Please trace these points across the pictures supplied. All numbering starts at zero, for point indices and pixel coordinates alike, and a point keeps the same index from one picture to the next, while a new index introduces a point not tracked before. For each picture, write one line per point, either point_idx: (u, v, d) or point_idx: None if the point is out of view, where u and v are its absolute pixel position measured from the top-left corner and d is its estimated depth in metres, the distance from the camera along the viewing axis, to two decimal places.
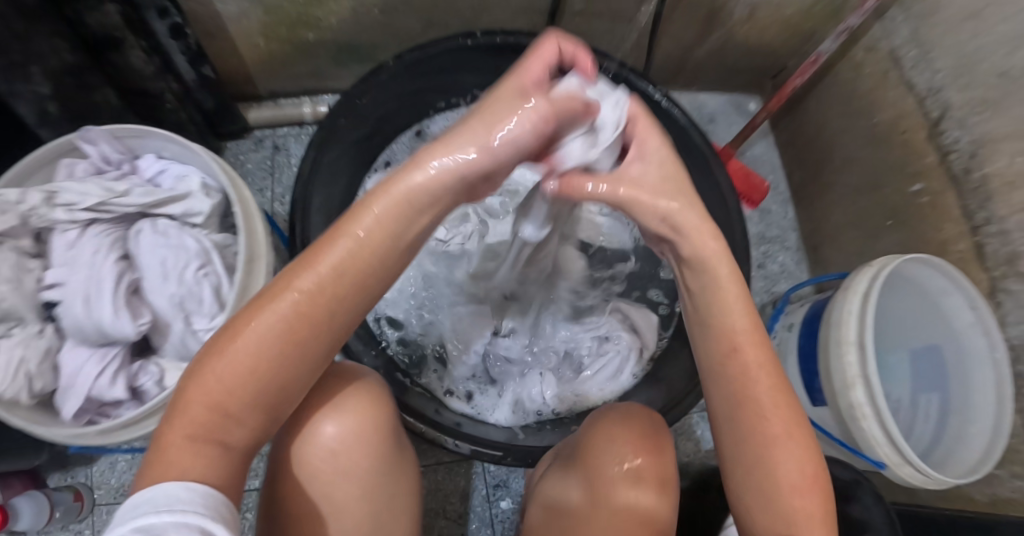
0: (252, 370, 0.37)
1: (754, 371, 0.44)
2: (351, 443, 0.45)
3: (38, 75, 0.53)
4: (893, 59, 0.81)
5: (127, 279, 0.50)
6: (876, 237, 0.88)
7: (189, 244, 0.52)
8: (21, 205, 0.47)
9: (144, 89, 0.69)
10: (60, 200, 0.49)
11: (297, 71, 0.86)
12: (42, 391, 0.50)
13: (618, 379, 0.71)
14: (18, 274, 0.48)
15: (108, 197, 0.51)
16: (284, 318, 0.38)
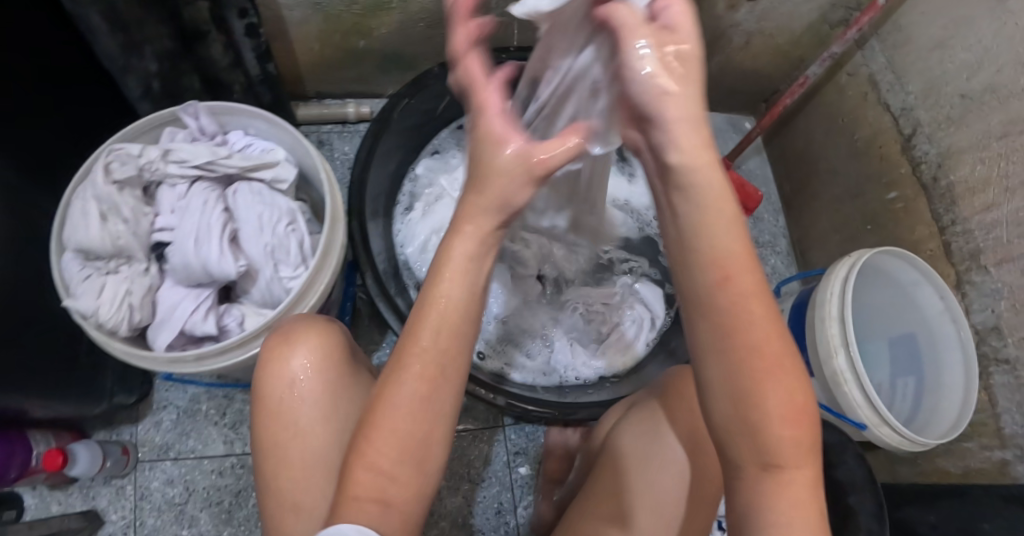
0: (407, 433, 0.37)
1: (747, 301, 0.36)
2: (322, 376, 0.51)
3: (150, 54, 0.65)
4: (871, 83, 0.93)
5: (228, 228, 0.59)
6: (857, 241, 0.99)
7: (281, 204, 0.62)
8: (142, 159, 0.58)
9: (219, 79, 0.77)
10: (174, 157, 0.60)
11: (346, 75, 0.96)
12: (139, 325, 0.57)
13: (635, 345, 0.83)
14: (136, 217, 0.58)
15: (215, 159, 0.60)
16: (418, 364, 0.37)
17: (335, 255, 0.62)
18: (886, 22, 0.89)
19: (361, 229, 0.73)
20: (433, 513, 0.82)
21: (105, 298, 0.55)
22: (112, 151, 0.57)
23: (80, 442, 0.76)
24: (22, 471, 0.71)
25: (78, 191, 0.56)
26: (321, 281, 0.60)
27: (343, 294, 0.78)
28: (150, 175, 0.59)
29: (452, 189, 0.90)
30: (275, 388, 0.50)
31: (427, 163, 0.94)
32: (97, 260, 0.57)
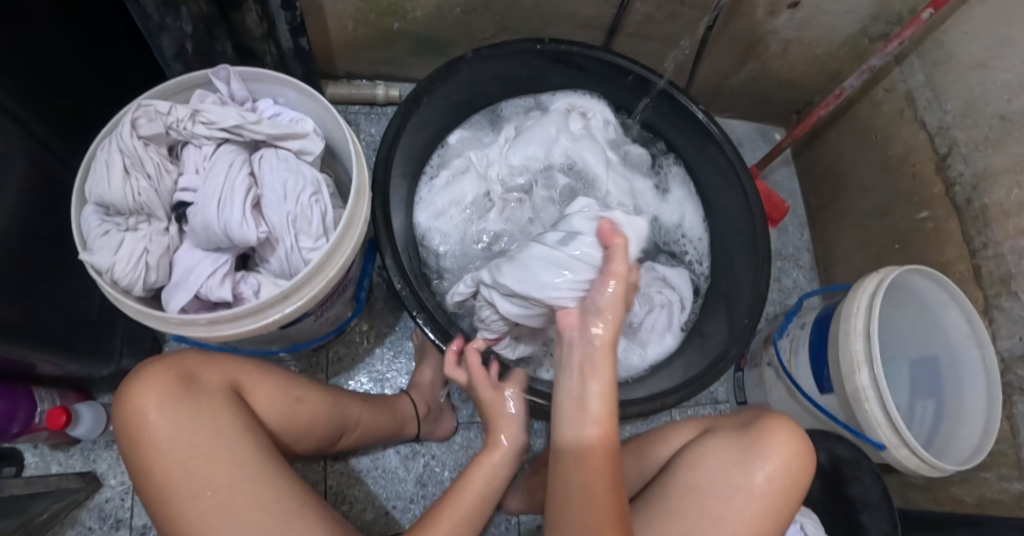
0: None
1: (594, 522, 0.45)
2: (173, 406, 0.51)
3: (184, 15, 0.65)
4: (908, 100, 0.91)
5: (252, 193, 0.58)
6: (883, 259, 0.97)
7: (306, 174, 0.61)
8: (170, 117, 0.58)
9: (251, 48, 0.77)
10: (202, 118, 0.59)
11: (377, 57, 0.96)
12: (155, 285, 0.56)
13: (669, 331, 0.88)
14: (159, 174, 0.57)
15: (243, 123, 0.59)
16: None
17: (357, 228, 0.61)
18: (927, 38, 0.87)
19: (383, 207, 0.72)
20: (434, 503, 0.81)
21: (122, 255, 0.54)
22: (141, 107, 0.57)
23: (85, 403, 0.76)
24: (25, 427, 0.70)
25: (104, 144, 0.56)
26: (340, 253, 0.59)
27: (360, 272, 0.76)
28: (177, 135, 0.58)
29: (479, 165, 0.91)
30: (139, 439, 0.51)
31: (456, 138, 0.93)
32: (117, 217, 0.56)
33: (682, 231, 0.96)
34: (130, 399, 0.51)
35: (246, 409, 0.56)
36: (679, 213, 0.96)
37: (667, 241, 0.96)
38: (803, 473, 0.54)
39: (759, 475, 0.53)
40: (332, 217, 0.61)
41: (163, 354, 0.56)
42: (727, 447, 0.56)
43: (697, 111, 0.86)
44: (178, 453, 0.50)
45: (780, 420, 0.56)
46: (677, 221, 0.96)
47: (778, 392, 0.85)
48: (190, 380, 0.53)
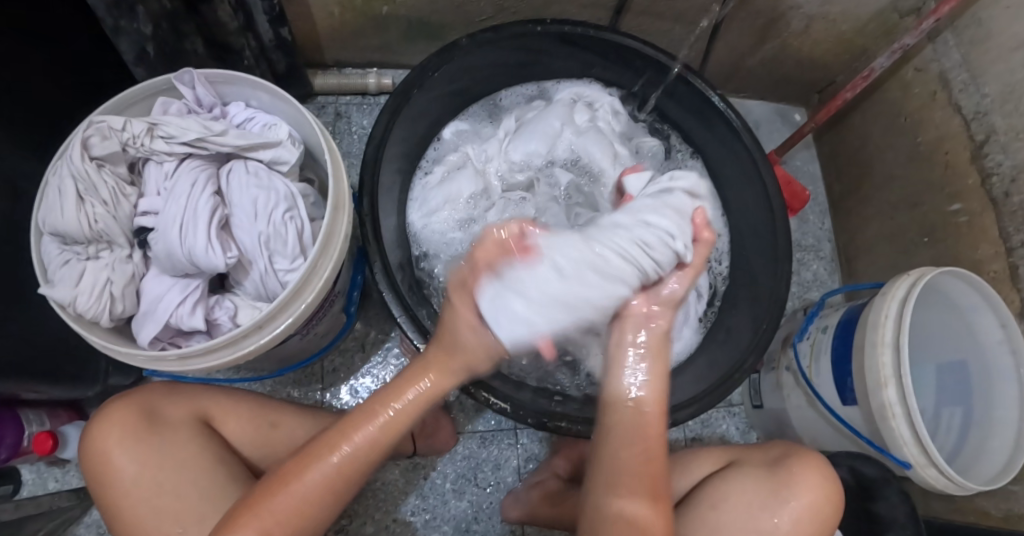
0: (326, 481, 0.50)
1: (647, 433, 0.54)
2: (130, 442, 0.52)
3: (142, 15, 0.59)
4: (942, 81, 0.83)
5: (219, 213, 0.54)
6: (911, 253, 0.90)
7: (279, 189, 0.56)
8: (126, 134, 0.53)
9: (227, 43, 0.71)
10: (160, 132, 0.54)
11: (366, 44, 0.90)
12: (122, 316, 0.52)
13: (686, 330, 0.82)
14: (117, 198, 0.53)
15: (206, 135, 0.54)
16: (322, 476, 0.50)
17: (337, 245, 0.56)
18: (964, 14, 0.78)
19: (372, 216, 0.67)
20: (436, 515, 0.78)
21: (83, 287, 0.50)
22: (92, 125, 0.52)
23: (73, 425, 0.75)
24: (13, 451, 0.68)
25: (56, 168, 0.52)
26: (318, 276, 0.55)
27: (350, 284, 0.72)
28: (135, 152, 0.54)
29: (477, 160, 0.85)
30: (107, 480, 0.52)
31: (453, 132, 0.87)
32: (76, 245, 0.52)
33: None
34: (95, 438, 0.53)
35: (214, 436, 0.57)
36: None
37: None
38: (834, 515, 0.57)
39: (787, 514, 0.56)
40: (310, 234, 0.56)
41: (130, 392, 0.57)
42: (757, 482, 0.58)
43: (713, 97, 0.80)
44: (143, 486, 0.52)
45: (808, 462, 0.58)
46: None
47: (797, 400, 0.81)
48: (154, 414, 0.55)
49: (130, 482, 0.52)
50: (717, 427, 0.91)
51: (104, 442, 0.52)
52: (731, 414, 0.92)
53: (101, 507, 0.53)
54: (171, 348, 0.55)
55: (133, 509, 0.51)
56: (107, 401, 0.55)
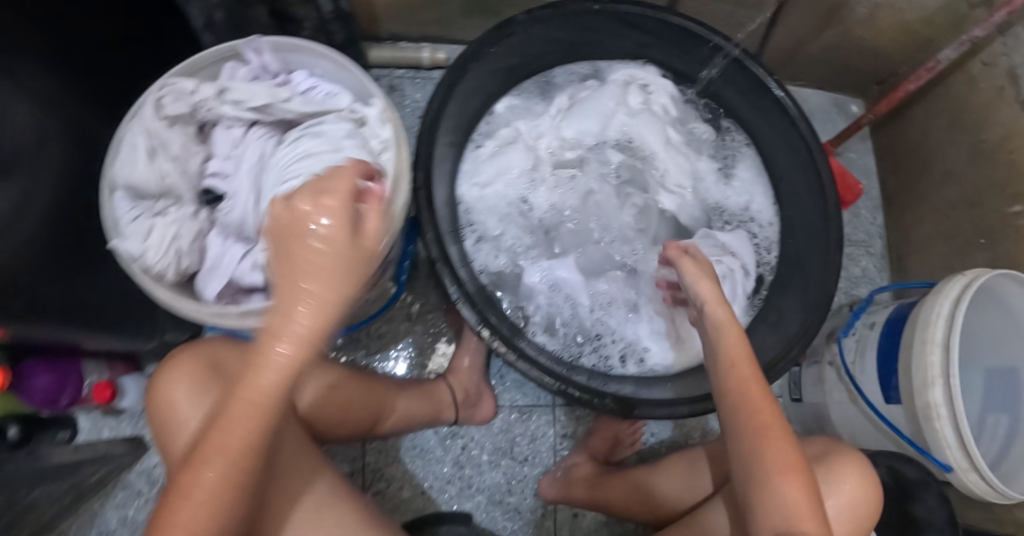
0: (228, 459, 0.41)
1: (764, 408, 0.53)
2: (195, 389, 0.53)
3: None
4: (1009, 77, 0.79)
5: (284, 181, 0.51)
6: (966, 254, 0.88)
7: (352, 148, 0.52)
8: (196, 96, 0.53)
9: (292, 14, 0.73)
10: (229, 96, 0.54)
11: (423, 18, 0.90)
12: (187, 271, 0.55)
13: (732, 315, 0.80)
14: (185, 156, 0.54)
15: (273, 101, 0.54)
16: (220, 468, 0.41)
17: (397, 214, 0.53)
18: None
19: (426, 187, 0.68)
20: (472, 485, 0.80)
21: (152, 242, 0.52)
22: (166, 85, 0.52)
23: (129, 376, 0.80)
24: (74, 398, 0.74)
25: (129, 124, 0.53)
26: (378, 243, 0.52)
27: (402, 253, 0.72)
28: (204, 115, 0.54)
29: (528, 136, 0.85)
30: (167, 420, 0.54)
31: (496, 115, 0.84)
32: (146, 200, 0.54)
33: (750, 215, 0.87)
34: (161, 386, 0.54)
35: None
36: (747, 195, 0.88)
37: (735, 225, 0.87)
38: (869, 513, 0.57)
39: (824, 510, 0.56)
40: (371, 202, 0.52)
41: (193, 343, 0.58)
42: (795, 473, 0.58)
43: (771, 83, 0.80)
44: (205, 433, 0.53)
45: (849, 459, 0.57)
46: (746, 199, 0.88)
47: (838, 395, 0.80)
48: (219, 366, 0.56)
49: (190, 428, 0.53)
50: None
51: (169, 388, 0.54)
52: None
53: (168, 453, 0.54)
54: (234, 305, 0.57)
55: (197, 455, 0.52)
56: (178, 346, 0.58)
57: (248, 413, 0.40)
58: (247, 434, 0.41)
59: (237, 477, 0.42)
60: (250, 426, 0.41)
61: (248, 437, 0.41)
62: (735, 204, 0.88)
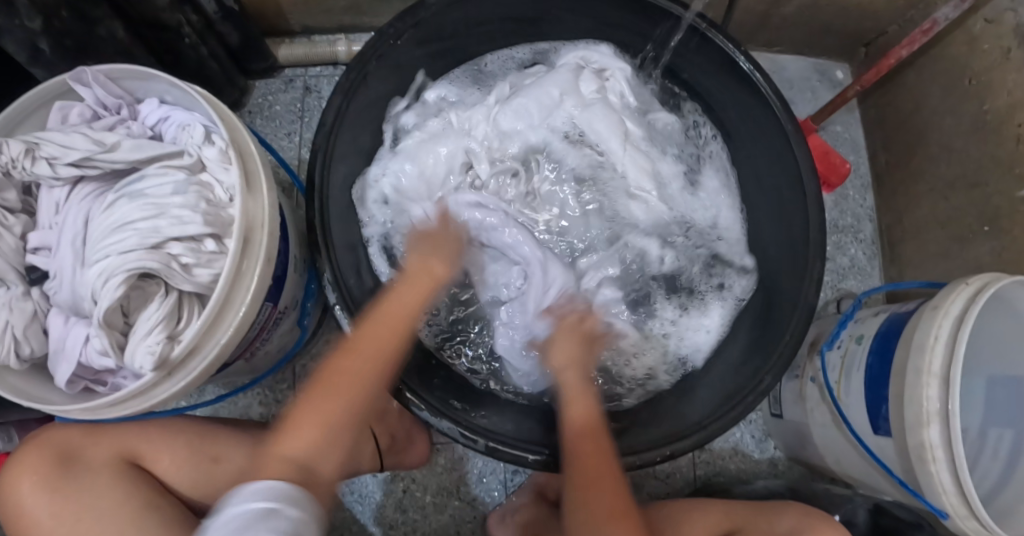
0: (333, 395, 0.48)
1: (587, 449, 0.54)
2: (52, 498, 0.47)
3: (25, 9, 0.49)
4: (1017, 36, 0.66)
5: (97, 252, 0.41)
6: (967, 243, 0.77)
7: (178, 206, 0.42)
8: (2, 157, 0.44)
9: (160, 22, 0.62)
10: (42, 152, 0.44)
11: (332, 6, 0.78)
12: (31, 357, 0.46)
13: (701, 341, 0.72)
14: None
15: (93, 152, 0.45)
16: (341, 394, 0.48)
17: (252, 275, 0.44)
18: None
19: (322, 220, 0.57)
20: (416, 530, 0.74)
21: None
22: None
23: None
24: None
25: None
26: (235, 311, 0.44)
27: (304, 292, 0.63)
28: (20, 176, 0.45)
29: (460, 128, 0.72)
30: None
31: (410, 113, 0.72)
32: None
33: (719, 232, 0.75)
34: (7, 484, 0.48)
35: (145, 481, 0.50)
36: (713, 208, 0.75)
37: (699, 245, 0.75)
38: None
39: None
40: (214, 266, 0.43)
41: (48, 429, 0.51)
42: None
43: (737, 57, 0.66)
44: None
45: None
46: (716, 205, 0.75)
47: (821, 417, 0.71)
48: (73, 458, 0.49)
49: None
50: (730, 436, 0.83)
51: (24, 502, 0.47)
52: (746, 420, 0.83)
53: None
54: (98, 385, 0.49)
55: None
56: (34, 439, 0.50)
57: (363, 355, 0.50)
58: (359, 369, 0.50)
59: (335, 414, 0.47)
60: (368, 368, 0.50)
61: (358, 381, 0.49)
62: (705, 213, 0.75)
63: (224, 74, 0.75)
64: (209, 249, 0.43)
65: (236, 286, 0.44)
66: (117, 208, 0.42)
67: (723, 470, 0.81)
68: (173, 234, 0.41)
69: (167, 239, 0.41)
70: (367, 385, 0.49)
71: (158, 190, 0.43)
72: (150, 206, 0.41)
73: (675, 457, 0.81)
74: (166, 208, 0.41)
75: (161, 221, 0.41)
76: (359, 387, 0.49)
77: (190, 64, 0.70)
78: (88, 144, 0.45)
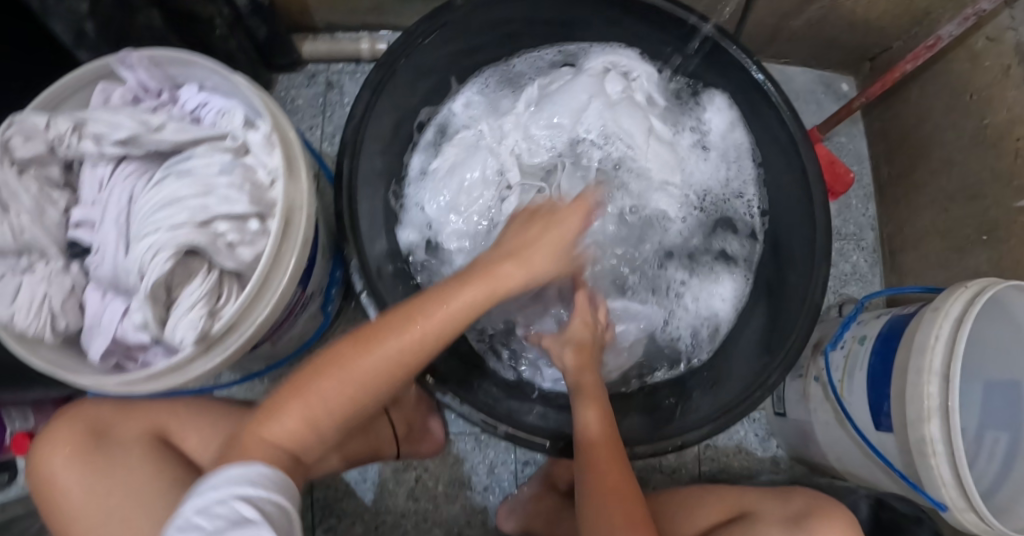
0: (348, 381, 0.43)
1: (608, 461, 0.52)
2: (82, 469, 0.48)
3: None
4: (1018, 54, 0.69)
5: (145, 225, 0.43)
6: (966, 252, 0.79)
7: (226, 186, 0.44)
8: (50, 133, 0.45)
9: (194, 13, 0.64)
10: (89, 131, 0.46)
11: (357, 6, 0.80)
12: (66, 331, 0.47)
13: (713, 305, 0.75)
14: (41, 205, 0.46)
15: (139, 133, 0.46)
16: (385, 361, 0.43)
17: (292, 255, 0.46)
18: None
19: (351, 209, 0.59)
20: (427, 519, 0.75)
21: (18, 303, 0.44)
22: (13, 123, 0.44)
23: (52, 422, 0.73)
24: None
25: None
26: (271, 290, 0.45)
27: (329, 280, 0.65)
28: (64, 153, 0.46)
29: (491, 137, 0.76)
30: (55, 509, 0.48)
31: (460, 113, 0.77)
32: (6, 257, 0.46)
33: (734, 197, 0.77)
34: (38, 456, 0.49)
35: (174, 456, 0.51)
36: (726, 176, 0.77)
37: (712, 212, 0.77)
38: None
39: None
40: (254, 246, 0.45)
41: (77, 406, 0.52)
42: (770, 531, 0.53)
43: (749, 66, 0.68)
44: (86, 506, 0.47)
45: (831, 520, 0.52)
46: (724, 182, 0.77)
47: (824, 416, 0.73)
48: (104, 433, 0.50)
49: (82, 517, 0.47)
50: (734, 434, 0.85)
51: (55, 473, 0.48)
52: (750, 420, 0.85)
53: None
54: (129, 362, 0.50)
55: None
56: (64, 413, 0.51)
57: (401, 341, 0.43)
58: (401, 349, 0.43)
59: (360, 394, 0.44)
60: (394, 359, 0.43)
61: (394, 367, 0.44)
62: (716, 182, 0.77)
63: (250, 66, 0.76)
64: (253, 229, 0.45)
65: (275, 266, 0.45)
66: (165, 185, 0.43)
67: (727, 467, 0.83)
68: (218, 212, 0.43)
69: (213, 215, 0.43)
70: (400, 371, 0.44)
71: (203, 172, 0.44)
72: (200, 185, 0.43)
73: (681, 454, 0.83)
74: (213, 187, 0.43)
75: (208, 198, 0.43)
76: (383, 375, 0.44)
77: (219, 56, 0.71)
78: (134, 125, 0.47)
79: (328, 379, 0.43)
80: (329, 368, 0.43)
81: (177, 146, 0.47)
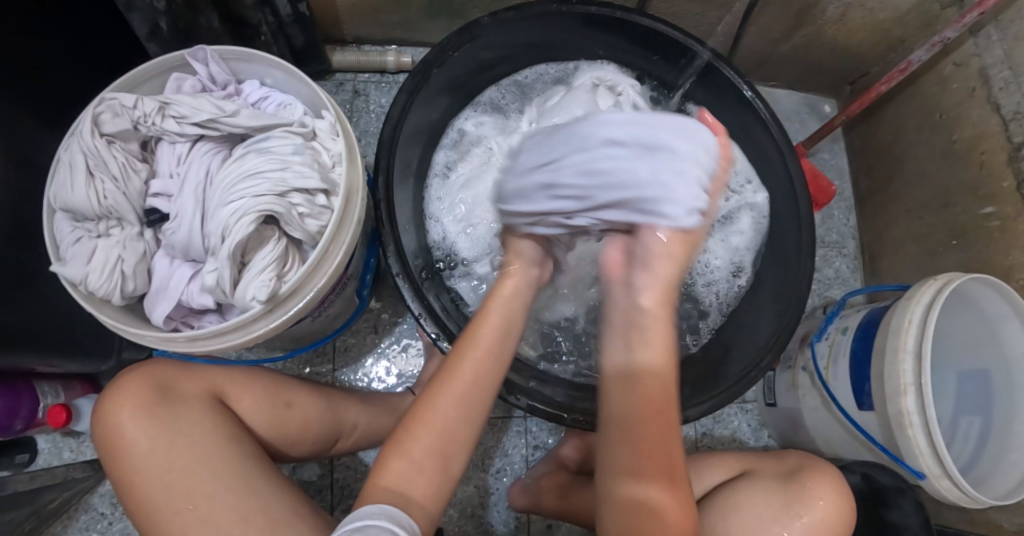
0: (435, 429, 0.51)
1: (653, 407, 0.48)
2: (146, 417, 0.52)
3: None
4: (981, 78, 0.78)
5: (226, 193, 0.49)
6: (939, 255, 0.87)
7: (299, 163, 0.50)
8: (137, 111, 0.51)
9: (245, 19, 0.70)
10: (172, 111, 0.52)
11: (386, 20, 0.87)
12: (133, 295, 0.51)
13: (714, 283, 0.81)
14: (126, 174, 0.52)
15: (217, 116, 0.52)
16: (455, 404, 0.52)
17: (349, 229, 0.51)
18: (1011, 7, 0.73)
19: (387, 198, 0.64)
20: (443, 499, 0.79)
21: (96, 265, 0.49)
22: (104, 101, 0.51)
23: (87, 398, 0.75)
24: (28, 422, 0.69)
25: (68, 144, 0.51)
26: (330, 261, 0.50)
27: (363, 266, 0.70)
28: (146, 131, 0.52)
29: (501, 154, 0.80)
30: (116, 454, 0.51)
31: (473, 123, 0.82)
32: (87, 221, 0.51)
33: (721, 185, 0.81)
34: (105, 406, 0.53)
35: (226, 414, 0.56)
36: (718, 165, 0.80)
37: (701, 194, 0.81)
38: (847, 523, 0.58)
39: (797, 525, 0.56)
40: (317, 219, 0.50)
41: (139, 367, 0.56)
42: (767, 490, 0.59)
43: (739, 83, 0.76)
44: (146, 451, 0.51)
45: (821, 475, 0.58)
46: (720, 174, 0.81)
47: (812, 401, 0.79)
48: (166, 388, 0.54)
49: (142, 462, 0.50)
50: (729, 424, 0.90)
51: (120, 421, 0.51)
52: (744, 410, 0.91)
53: (117, 486, 0.51)
54: (186, 326, 0.54)
55: (144, 479, 0.50)
56: (127, 371, 0.55)
57: (473, 371, 0.54)
58: (466, 390, 0.53)
59: (449, 426, 0.52)
60: (472, 393, 0.53)
61: (471, 401, 0.53)
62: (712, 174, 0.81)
63: None
64: (319, 203, 0.50)
65: (335, 238, 0.50)
66: (244, 160, 0.50)
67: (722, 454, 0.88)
68: (289, 184, 0.49)
69: (285, 187, 0.48)
70: (474, 406, 0.53)
71: (275, 151, 0.50)
72: (276, 161, 0.49)
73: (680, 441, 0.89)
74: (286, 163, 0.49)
75: (283, 173, 0.49)
76: (463, 418, 0.52)
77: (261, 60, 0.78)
78: (210, 110, 0.53)
79: (416, 441, 0.51)
80: (407, 439, 0.51)
81: (246, 130, 0.53)
